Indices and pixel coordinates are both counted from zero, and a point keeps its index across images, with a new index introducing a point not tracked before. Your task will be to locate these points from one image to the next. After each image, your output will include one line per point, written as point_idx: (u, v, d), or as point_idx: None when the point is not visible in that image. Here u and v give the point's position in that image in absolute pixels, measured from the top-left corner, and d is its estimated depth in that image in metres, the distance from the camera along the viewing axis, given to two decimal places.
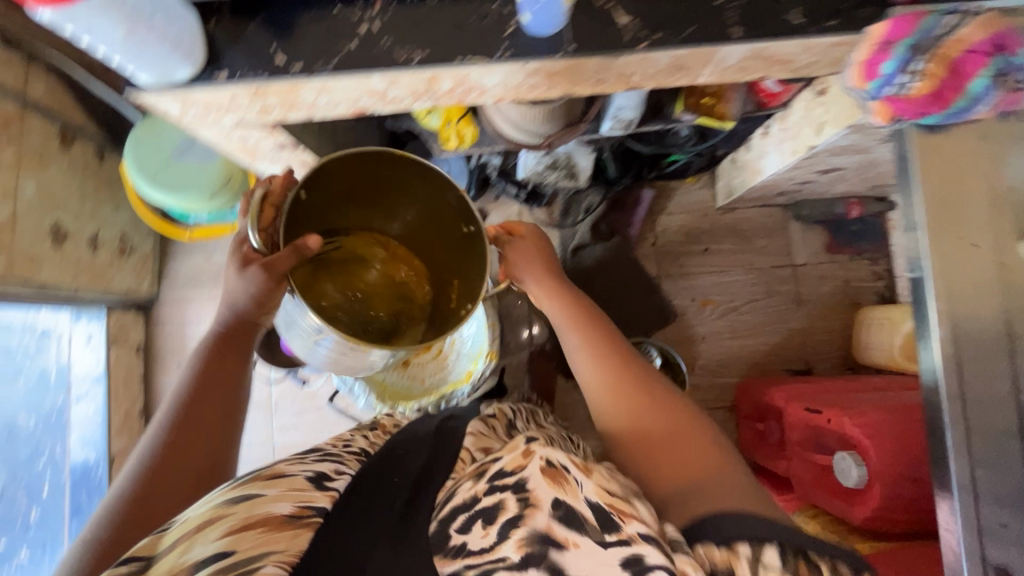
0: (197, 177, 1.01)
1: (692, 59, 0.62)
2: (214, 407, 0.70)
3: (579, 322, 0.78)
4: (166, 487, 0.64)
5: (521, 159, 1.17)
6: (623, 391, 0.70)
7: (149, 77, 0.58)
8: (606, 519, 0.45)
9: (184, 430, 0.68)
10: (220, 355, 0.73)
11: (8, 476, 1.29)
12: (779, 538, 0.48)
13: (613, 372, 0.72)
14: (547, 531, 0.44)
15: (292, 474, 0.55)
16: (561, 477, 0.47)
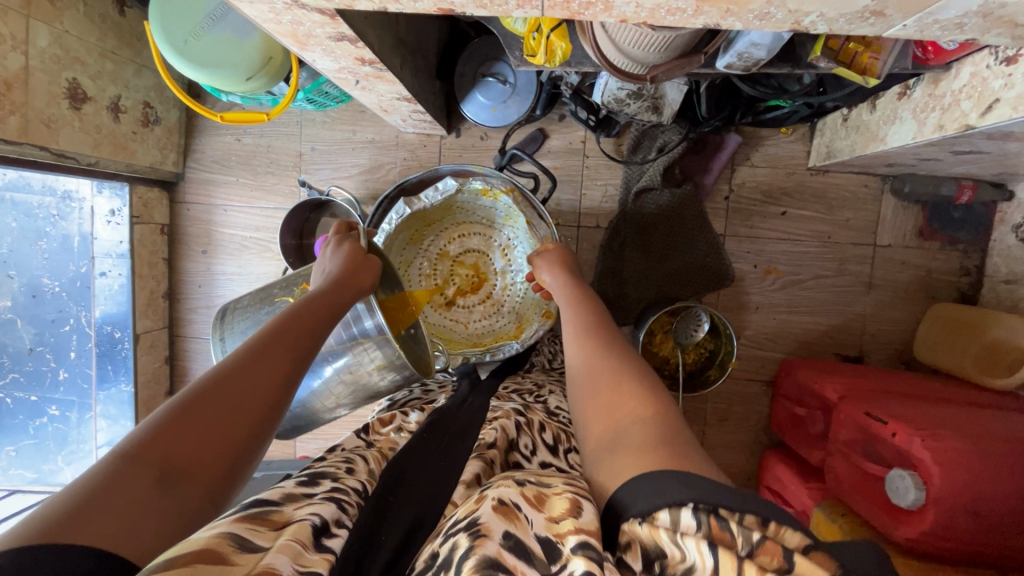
0: (232, 55, 0.86)
1: (899, 5, 0.46)
2: (313, 331, 0.63)
3: (578, 301, 0.72)
4: (238, 410, 0.51)
5: (601, 81, 1.00)
6: (589, 358, 0.61)
7: None
8: (554, 552, 0.38)
9: (262, 355, 0.56)
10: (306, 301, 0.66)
11: (35, 336, 1.29)
12: (695, 498, 0.39)
13: (592, 341, 0.63)
14: (496, 558, 0.36)
15: (297, 515, 0.43)
16: (513, 513, 0.40)
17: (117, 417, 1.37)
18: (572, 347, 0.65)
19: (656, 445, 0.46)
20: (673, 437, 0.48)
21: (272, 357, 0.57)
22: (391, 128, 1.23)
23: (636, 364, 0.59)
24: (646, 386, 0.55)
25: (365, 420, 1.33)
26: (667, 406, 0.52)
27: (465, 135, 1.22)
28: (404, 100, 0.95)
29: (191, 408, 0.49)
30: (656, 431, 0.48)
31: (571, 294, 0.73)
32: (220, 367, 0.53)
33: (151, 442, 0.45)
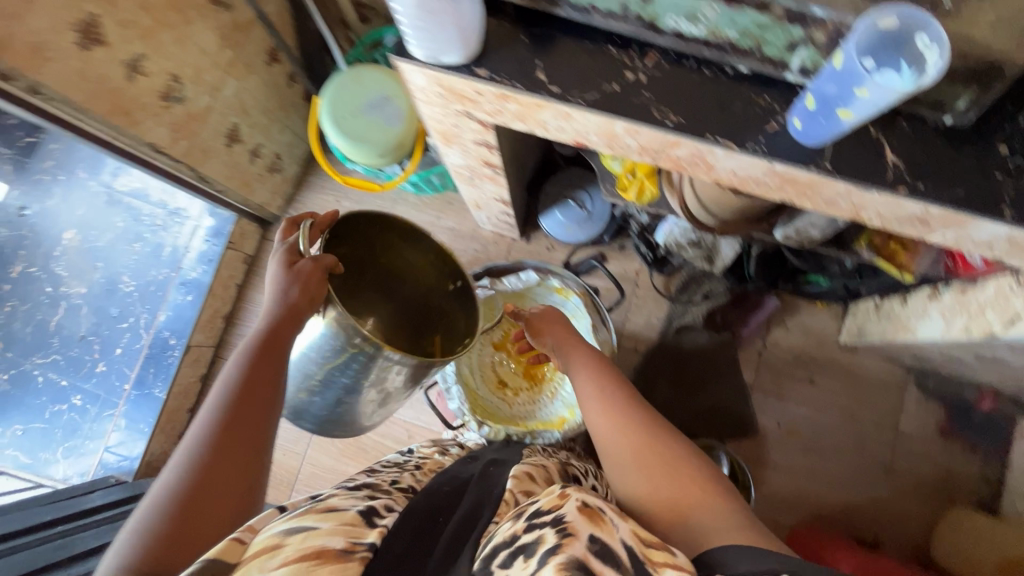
0: (371, 133, 1.05)
1: (941, 219, 0.59)
2: (274, 372, 0.62)
3: (596, 366, 0.72)
4: (227, 470, 0.55)
5: (667, 225, 1.16)
6: (623, 445, 0.61)
7: (423, 52, 0.62)
8: (640, 565, 0.40)
9: (238, 411, 0.58)
10: (267, 341, 0.63)
11: (93, 325, 1.40)
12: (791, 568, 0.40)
13: (620, 424, 0.63)
14: (583, 561, 0.39)
15: (342, 505, 0.50)
16: (597, 515, 0.43)
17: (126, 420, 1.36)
18: (600, 429, 0.64)
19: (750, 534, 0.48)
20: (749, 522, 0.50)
21: (245, 412, 0.59)
22: (471, 222, 1.40)
23: (662, 439, 0.60)
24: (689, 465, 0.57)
25: None
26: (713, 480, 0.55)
27: (535, 242, 1.37)
28: (500, 202, 1.10)
29: (186, 492, 0.53)
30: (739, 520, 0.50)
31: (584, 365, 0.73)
32: (193, 453, 0.55)
33: (158, 534, 0.50)
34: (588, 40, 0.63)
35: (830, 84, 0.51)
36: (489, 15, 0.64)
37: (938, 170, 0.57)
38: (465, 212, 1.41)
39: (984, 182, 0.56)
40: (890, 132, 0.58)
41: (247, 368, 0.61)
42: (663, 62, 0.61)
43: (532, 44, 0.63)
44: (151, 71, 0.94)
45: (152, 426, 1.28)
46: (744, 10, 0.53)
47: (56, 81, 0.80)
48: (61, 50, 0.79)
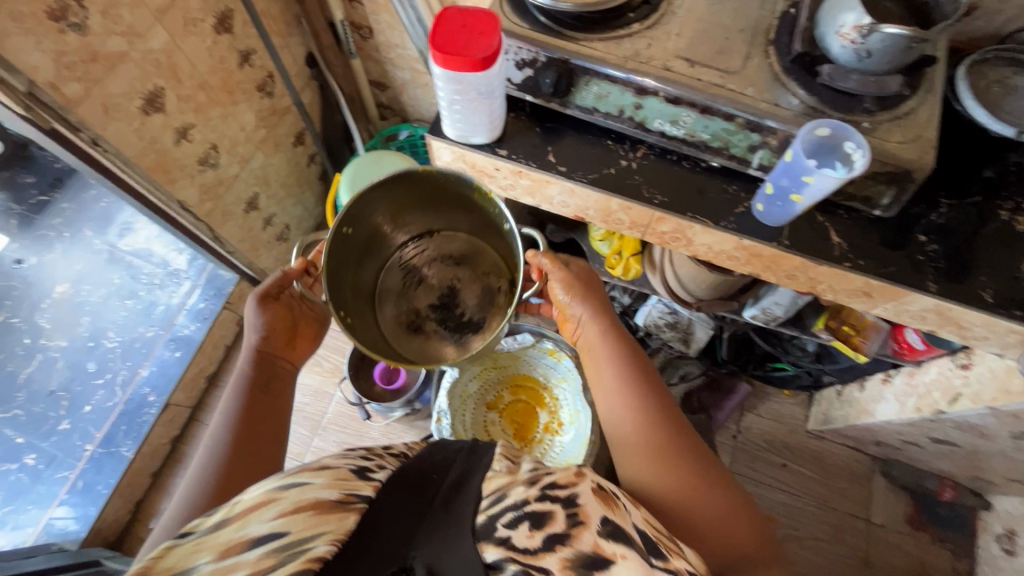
0: None
1: (881, 291, 0.70)
2: (273, 389, 0.75)
3: (617, 351, 0.70)
4: (241, 464, 0.65)
5: (646, 308, 1.26)
6: (657, 458, 0.61)
7: (454, 132, 0.74)
8: (653, 546, 0.47)
9: (245, 419, 0.69)
10: (263, 367, 0.76)
11: (66, 379, 1.35)
12: None
13: (652, 433, 0.63)
14: (593, 550, 0.44)
15: (336, 464, 0.53)
16: (610, 501, 0.49)
17: (77, 483, 1.25)
18: (630, 429, 0.64)
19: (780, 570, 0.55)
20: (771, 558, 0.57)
21: (250, 418, 0.70)
22: None
23: (694, 455, 0.62)
24: (720, 486, 0.60)
25: None
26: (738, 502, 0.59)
27: None
28: None
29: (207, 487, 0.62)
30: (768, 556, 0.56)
31: (609, 355, 0.70)
32: (211, 453, 0.66)
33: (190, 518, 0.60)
34: (589, 134, 0.77)
35: (783, 178, 0.65)
36: (509, 110, 0.78)
37: (874, 251, 0.70)
38: None
39: (910, 263, 0.69)
40: (833, 220, 0.71)
41: (250, 377, 0.74)
42: (650, 155, 0.75)
43: (544, 134, 0.77)
44: (194, 139, 1.05)
45: (111, 489, 1.21)
46: (715, 119, 0.68)
47: (114, 137, 0.90)
48: (126, 112, 0.90)
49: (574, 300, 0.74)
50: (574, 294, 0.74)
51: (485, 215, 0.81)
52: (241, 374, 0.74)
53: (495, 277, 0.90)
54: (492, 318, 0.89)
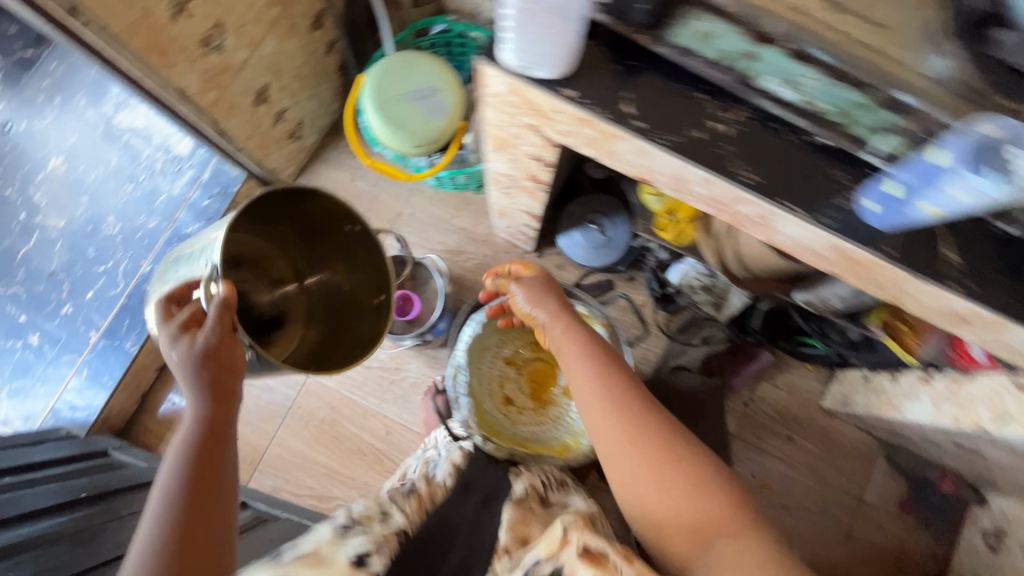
0: (408, 124, 1.01)
1: (983, 320, 0.61)
2: (219, 459, 0.65)
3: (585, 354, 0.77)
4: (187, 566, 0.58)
5: (681, 267, 1.21)
6: (629, 454, 0.69)
7: (515, 59, 0.59)
8: None
9: (191, 501, 0.62)
10: (208, 435, 0.65)
11: (67, 263, 1.29)
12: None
13: (630, 429, 0.70)
14: None
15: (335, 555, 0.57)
16: (601, 560, 0.53)
17: (80, 374, 1.23)
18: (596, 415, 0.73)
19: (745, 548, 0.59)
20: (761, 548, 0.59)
21: (196, 495, 0.62)
22: (485, 226, 1.37)
23: (665, 444, 0.68)
24: (698, 480, 0.66)
25: (336, 476, 1.26)
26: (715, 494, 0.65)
27: (546, 258, 1.36)
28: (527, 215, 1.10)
29: None
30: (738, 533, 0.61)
31: (581, 368, 0.76)
32: (153, 548, 0.58)
33: None
34: (678, 79, 0.61)
35: (922, 175, 0.52)
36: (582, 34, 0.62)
37: (990, 273, 0.59)
38: (481, 215, 1.38)
39: None
40: (950, 229, 0.60)
41: (197, 444, 0.64)
42: (749, 118, 0.61)
43: (624, 74, 0.62)
44: (194, 14, 0.88)
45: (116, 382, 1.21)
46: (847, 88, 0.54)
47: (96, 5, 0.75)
48: None
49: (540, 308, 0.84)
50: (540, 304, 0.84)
51: (316, 223, 0.88)
52: (184, 440, 0.65)
53: (278, 270, 0.90)
54: (293, 310, 0.89)
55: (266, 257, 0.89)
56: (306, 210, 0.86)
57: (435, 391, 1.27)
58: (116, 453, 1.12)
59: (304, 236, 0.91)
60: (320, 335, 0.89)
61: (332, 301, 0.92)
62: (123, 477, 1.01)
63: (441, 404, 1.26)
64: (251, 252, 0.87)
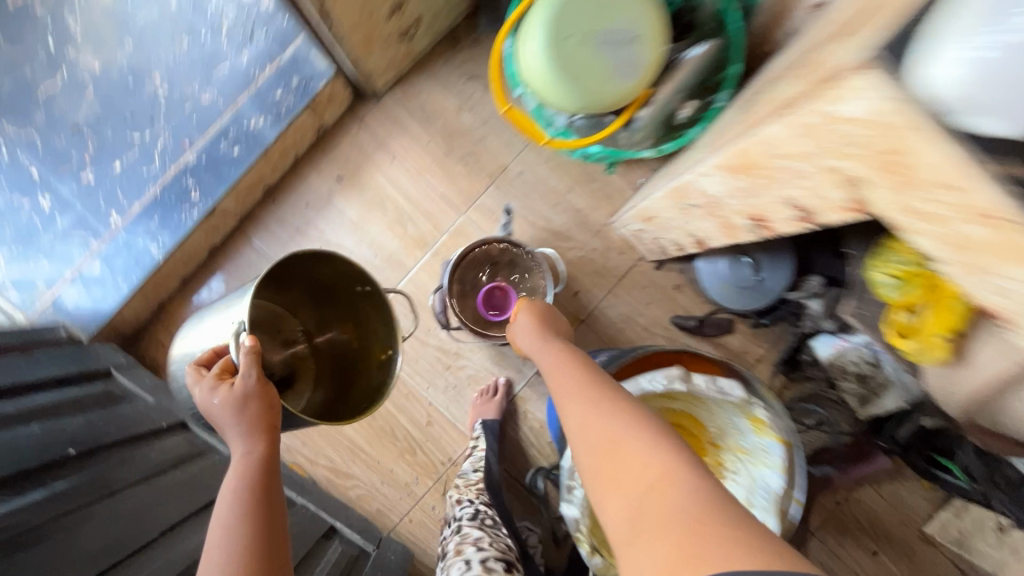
0: (584, 77, 0.73)
1: None
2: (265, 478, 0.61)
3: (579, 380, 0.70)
4: None
5: (841, 343, 0.96)
6: (597, 424, 0.62)
7: (960, 75, 0.39)
8: None
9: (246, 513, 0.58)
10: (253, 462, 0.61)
11: (98, 117, 0.99)
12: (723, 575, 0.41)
13: (588, 399, 0.66)
14: None
15: None
16: None
17: (93, 266, 1.00)
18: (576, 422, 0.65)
19: (693, 492, 0.50)
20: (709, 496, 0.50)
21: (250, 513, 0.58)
22: (601, 214, 1.11)
23: (641, 415, 0.62)
24: (642, 429, 0.59)
25: (359, 453, 1.10)
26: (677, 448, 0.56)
27: (664, 274, 1.11)
28: (686, 236, 0.84)
29: None
30: (689, 484, 0.51)
31: (552, 360, 0.76)
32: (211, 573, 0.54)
33: None
34: None
35: None
36: None
37: None
38: (601, 197, 1.12)
39: None
40: None
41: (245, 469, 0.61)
42: None
43: None
44: None
45: (133, 288, 1.00)
46: None
47: None
48: None
49: (533, 330, 0.83)
50: (537, 330, 0.82)
51: (341, 288, 0.79)
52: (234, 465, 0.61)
53: (291, 327, 0.80)
54: (303, 372, 0.79)
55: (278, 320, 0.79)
56: (313, 273, 0.75)
57: (494, 394, 1.08)
58: (120, 375, 0.93)
59: (329, 296, 0.80)
60: (326, 393, 0.79)
61: (341, 363, 0.81)
62: (126, 419, 0.82)
63: (498, 412, 1.06)
64: (264, 314, 0.77)
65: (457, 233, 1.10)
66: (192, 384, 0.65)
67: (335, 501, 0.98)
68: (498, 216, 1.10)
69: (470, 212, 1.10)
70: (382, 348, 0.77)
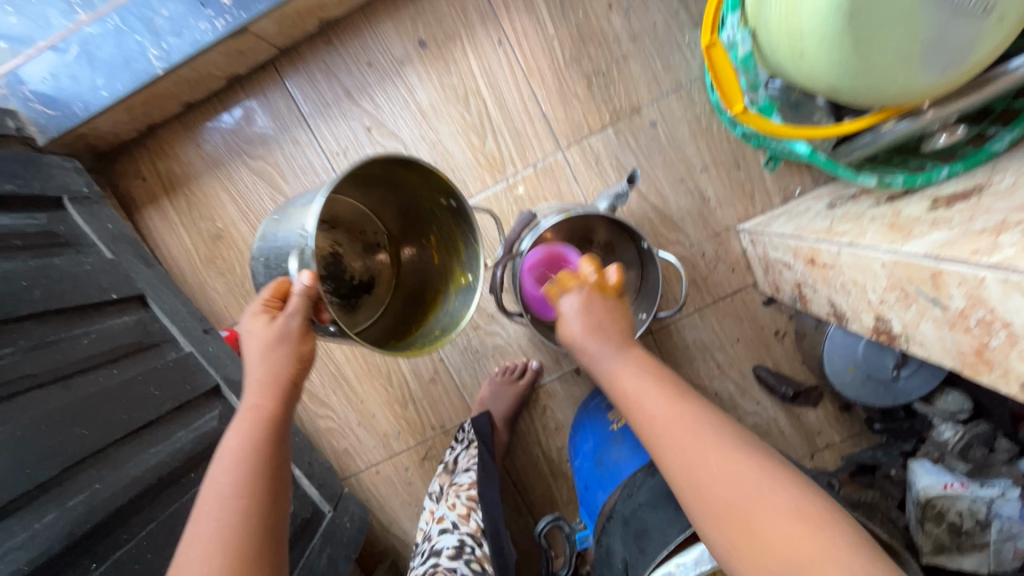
0: (873, 50, 0.45)
1: None
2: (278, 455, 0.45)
3: (644, 385, 0.50)
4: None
5: (952, 483, 0.75)
6: (703, 484, 0.43)
7: None
8: None
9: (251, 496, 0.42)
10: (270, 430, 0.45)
11: None
12: None
13: (690, 431, 0.46)
14: None
15: None
16: None
17: (67, 48, 0.71)
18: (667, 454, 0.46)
19: (856, 561, 0.36)
20: (877, 566, 0.36)
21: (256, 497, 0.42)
22: (731, 214, 0.85)
23: (735, 437, 0.45)
24: (766, 476, 0.42)
25: (342, 384, 0.92)
26: (812, 495, 0.41)
27: (770, 313, 0.88)
28: (864, 314, 0.59)
29: None
30: (845, 548, 0.37)
31: (627, 373, 0.51)
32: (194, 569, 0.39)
33: None
34: None
35: None
36: None
37: None
38: (740, 193, 0.84)
39: None
40: None
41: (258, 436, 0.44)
42: None
43: None
44: None
45: (116, 98, 0.73)
46: None
47: None
48: None
49: (584, 330, 0.54)
50: (593, 328, 0.54)
51: (426, 201, 0.61)
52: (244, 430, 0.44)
53: (375, 230, 0.63)
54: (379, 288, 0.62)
55: (358, 218, 0.62)
56: (401, 177, 0.58)
57: (517, 377, 0.89)
58: (71, 206, 0.71)
59: (411, 210, 0.62)
60: (405, 309, 0.62)
61: (416, 284, 0.63)
62: (66, 282, 0.62)
63: (515, 400, 0.87)
64: (346, 213, 0.61)
65: (545, 171, 0.83)
66: (244, 317, 0.47)
67: (301, 438, 0.82)
68: (603, 169, 0.83)
69: (572, 150, 0.83)
70: (461, 272, 0.61)
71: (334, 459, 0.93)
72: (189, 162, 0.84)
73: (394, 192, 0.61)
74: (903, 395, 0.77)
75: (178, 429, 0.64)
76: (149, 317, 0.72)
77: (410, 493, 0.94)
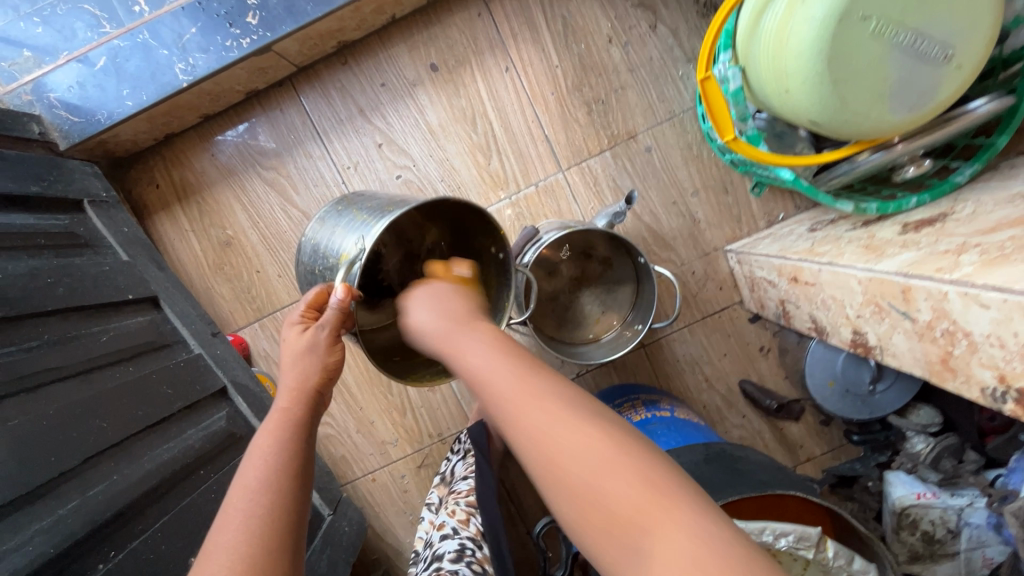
0: (851, 89, 0.51)
1: None
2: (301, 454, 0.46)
3: (490, 355, 0.44)
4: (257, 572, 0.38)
5: (924, 492, 0.80)
6: (554, 464, 0.37)
7: None
8: None
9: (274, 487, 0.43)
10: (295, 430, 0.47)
11: None
12: None
13: (532, 403, 0.39)
14: None
15: None
16: None
17: (95, 60, 0.75)
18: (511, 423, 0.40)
19: (699, 524, 0.32)
20: (723, 530, 0.32)
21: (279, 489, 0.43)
22: (719, 235, 0.90)
23: (587, 403, 0.40)
24: (619, 448, 0.36)
25: (343, 391, 0.94)
26: (663, 463, 0.36)
27: (755, 329, 0.92)
28: (847, 330, 0.64)
29: None
30: (688, 512, 0.33)
31: (473, 349, 0.45)
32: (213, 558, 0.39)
33: None
34: None
35: None
36: None
37: None
38: (728, 217, 0.90)
39: None
40: None
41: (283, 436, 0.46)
42: None
43: None
44: None
45: (138, 108, 0.76)
46: None
47: None
48: None
49: (431, 322, 0.50)
50: (443, 318, 0.50)
51: (478, 241, 0.65)
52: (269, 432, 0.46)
53: (419, 243, 0.67)
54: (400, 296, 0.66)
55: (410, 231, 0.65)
56: (470, 217, 0.63)
57: None
58: (90, 209, 0.73)
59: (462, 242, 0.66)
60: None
61: None
62: (86, 281, 0.64)
63: None
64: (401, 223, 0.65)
65: (547, 190, 0.88)
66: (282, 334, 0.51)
67: None
68: (601, 190, 0.88)
69: (571, 171, 0.88)
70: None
71: (331, 465, 0.94)
72: (203, 172, 0.87)
73: (456, 223, 0.65)
74: (878, 408, 0.82)
75: (188, 428, 0.65)
76: (162, 318, 0.74)
77: (405, 500, 0.96)
